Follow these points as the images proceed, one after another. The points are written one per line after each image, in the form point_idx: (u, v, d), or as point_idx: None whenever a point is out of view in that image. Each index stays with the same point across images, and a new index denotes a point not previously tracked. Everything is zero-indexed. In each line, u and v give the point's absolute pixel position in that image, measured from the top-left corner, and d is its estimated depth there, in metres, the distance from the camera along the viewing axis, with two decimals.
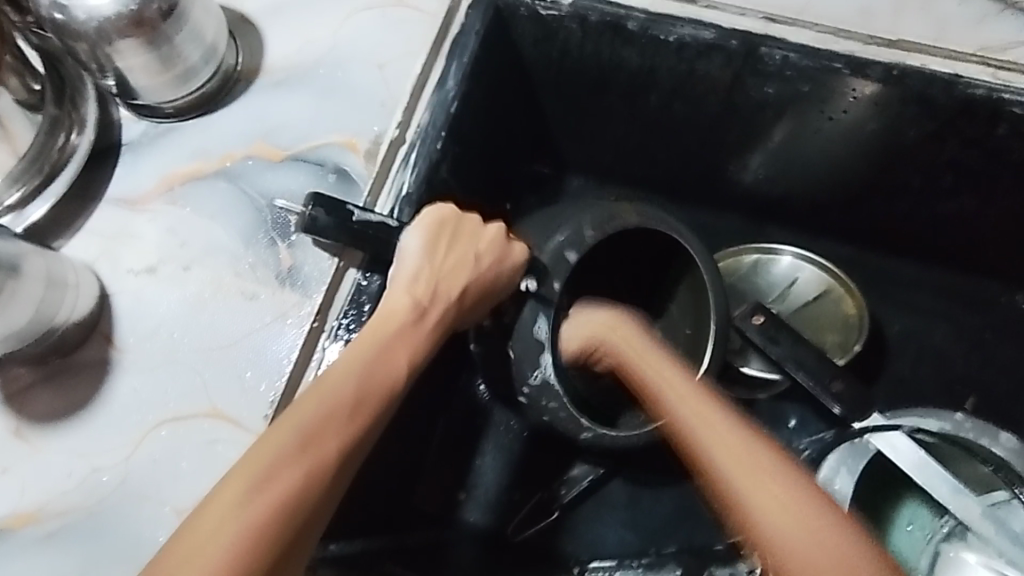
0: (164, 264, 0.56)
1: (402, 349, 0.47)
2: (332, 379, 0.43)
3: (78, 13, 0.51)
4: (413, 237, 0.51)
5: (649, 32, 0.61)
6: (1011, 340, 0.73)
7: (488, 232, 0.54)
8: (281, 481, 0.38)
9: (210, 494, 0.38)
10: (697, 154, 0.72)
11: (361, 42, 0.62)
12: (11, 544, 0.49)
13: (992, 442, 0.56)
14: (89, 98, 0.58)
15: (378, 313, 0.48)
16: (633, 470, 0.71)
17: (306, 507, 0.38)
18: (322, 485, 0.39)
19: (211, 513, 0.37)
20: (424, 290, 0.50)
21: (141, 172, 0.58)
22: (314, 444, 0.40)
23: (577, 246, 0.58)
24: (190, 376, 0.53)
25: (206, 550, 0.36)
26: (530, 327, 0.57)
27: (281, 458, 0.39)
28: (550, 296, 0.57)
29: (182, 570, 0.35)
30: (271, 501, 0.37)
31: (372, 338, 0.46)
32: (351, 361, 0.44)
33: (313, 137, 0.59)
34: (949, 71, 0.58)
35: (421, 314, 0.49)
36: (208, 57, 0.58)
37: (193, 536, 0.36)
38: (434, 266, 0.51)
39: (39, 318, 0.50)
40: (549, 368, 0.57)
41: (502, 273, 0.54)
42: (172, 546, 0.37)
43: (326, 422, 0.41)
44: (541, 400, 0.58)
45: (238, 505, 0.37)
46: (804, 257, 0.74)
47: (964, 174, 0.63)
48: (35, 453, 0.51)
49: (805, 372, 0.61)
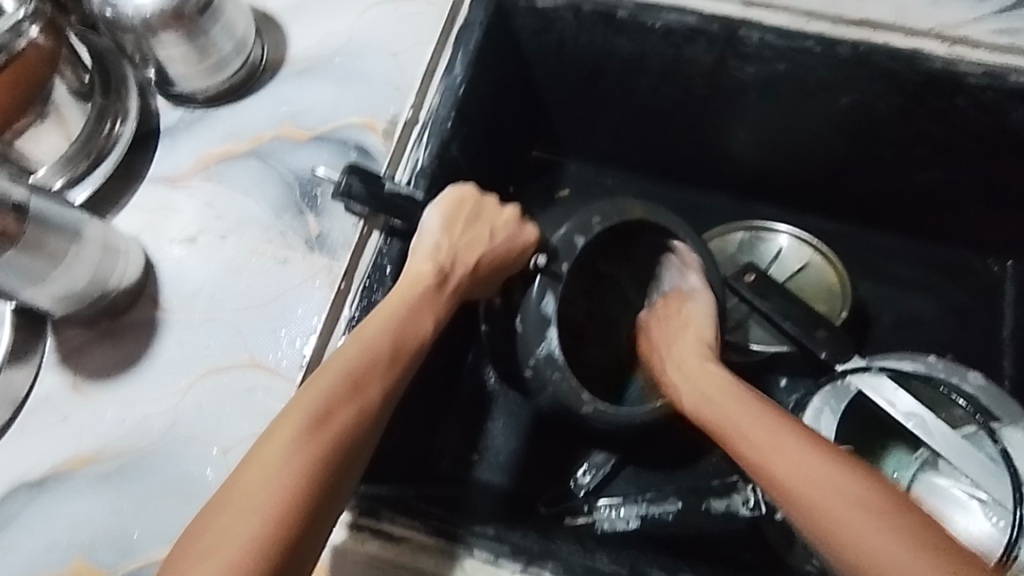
0: (203, 233, 0.61)
1: (426, 313, 0.52)
2: (370, 333, 0.49)
3: (127, 9, 0.57)
4: (434, 213, 0.57)
5: (638, 19, 0.67)
6: (984, 301, 0.78)
7: (503, 213, 0.60)
8: (336, 420, 0.44)
9: (267, 432, 0.44)
10: (687, 134, 0.77)
11: (375, 33, 0.68)
12: (72, 484, 0.54)
13: (962, 380, 0.63)
14: (131, 89, 0.64)
15: (404, 279, 0.54)
16: (644, 457, 0.70)
17: (356, 442, 0.44)
18: (367, 426, 0.45)
19: (274, 442, 0.43)
20: (445, 257, 0.55)
21: (179, 152, 0.64)
22: (359, 389, 0.46)
23: (585, 232, 0.61)
24: (231, 332, 0.58)
25: (272, 472, 0.41)
26: (537, 302, 0.61)
27: (331, 400, 0.44)
28: (559, 275, 0.61)
29: (254, 491, 0.40)
30: (329, 436, 0.43)
31: (399, 300, 0.52)
32: (386, 317, 0.50)
33: (335, 119, 0.65)
34: (911, 47, 0.64)
35: (442, 280, 0.54)
36: (238, 49, 0.64)
37: (258, 465, 0.42)
38: (451, 238, 0.57)
39: (95, 282, 0.55)
40: (554, 342, 0.61)
41: (514, 248, 0.59)
42: (239, 473, 0.42)
43: (368, 369, 0.47)
44: (546, 370, 0.61)
45: (297, 439, 0.42)
46: (796, 235, 0.79)
47: (931, 143, 0.69)
48: (90, 403, 0.56)
49: (793, 321, 0.67)
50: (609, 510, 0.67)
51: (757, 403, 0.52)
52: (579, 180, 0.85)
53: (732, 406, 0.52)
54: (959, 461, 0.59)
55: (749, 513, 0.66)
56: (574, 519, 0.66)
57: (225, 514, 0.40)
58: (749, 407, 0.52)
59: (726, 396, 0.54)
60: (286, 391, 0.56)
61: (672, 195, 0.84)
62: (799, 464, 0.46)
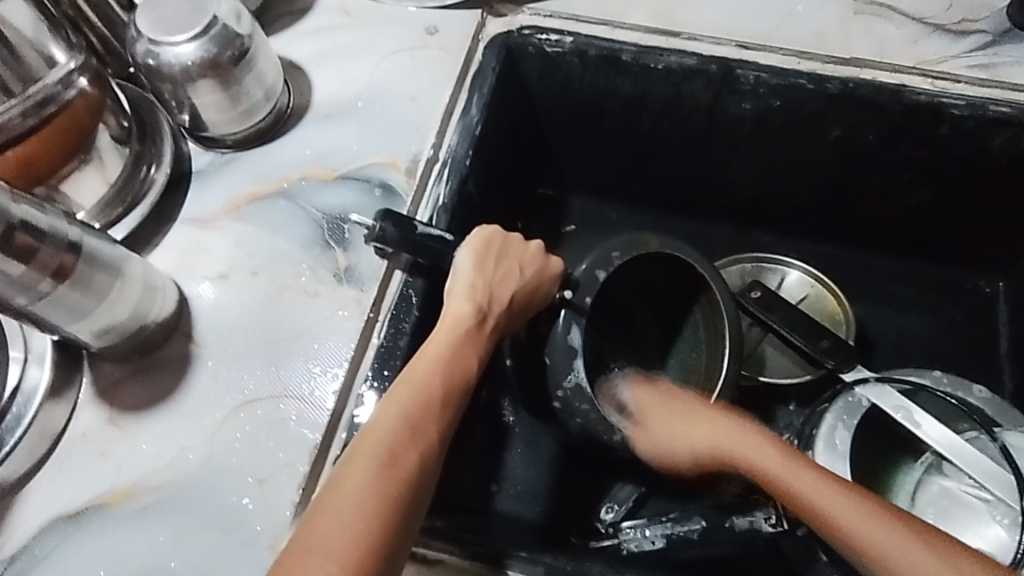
0: (234, 271, 0.63)
1: (469, 352, 0.54)
2: (421, 374, 0.51)
3: (168, 58, 0.60)
4: (465, 253, 0.58)
5: (641, 62, 0.72)
6: (981, 320, 0.81)
7: (530, 247, 0.62)
8: (402, 462, 0.46)
9: (336, 477, 0.46)
10: (689, 167, 0.81)
11: (394, 79, 0.72)
12: (109, 518, 0.55)
13: (968, 393, 0.66)
14: (165, 133, 0.67)
15: (446, 319, 0.56)
16: (672, 483, 0.71)
17: (422, 479, 0.47)
18: (431, 462, 0.48)
19: (346, 488, 0.45)
20: (482, 296, 0.58)
21: (209, 195, 0.67)
22: (419, 430, 0.48)
23: (605, 265, 0.66)
24: (264, 364, 0.60)
25: (346, 512, 0.43)
26: (563, 334, 0.64)
27: (396, 442, 0.47)
28: (582, 307, 0.65)
29: (328, 534, 0.43)
30: (398, 476, 0.46)
31: (443, 341, 0.54)
32: (434, 358, 0.53)
33: (360, 159, 0.68)
34: (896, 82, 0.69)
35: (482, 318, 0.57)
36: (268, 97, 0.67)
37: (332, 510, 0.44)
38: (485, 276, 0.59)
39: (135, 317, 0.57)
40: (580, 371, 0.64)
41: (544, 280, 0.62)
42: (314, 520, 0.44)
43: (424, 411, 0.49)
44: (576, 402, 0.64)
45: (370, 482, 0.45)
46: (808, 273, 0.82)
47: (921, 171, 0.73)
48: (126, 438, 0.57)
49: (799, 334, 0.71)
50: (633, 530, 0.66)
51: (794, 459, 0.58)
52: (585, 214, 0.88)
53: (795, 476, 0.56)
54: (963, 458, 0.61)
55: (771, 530, 0.63)
56: (600, 543, 0.65)
57: (306, 560, 0.42)
58: (772, 470, 0.58)
59: (777, 473, 0.57)
60: (319, 419, 0.57)
61: (675, 226, 0.88)
62: (907, 557, 0.51)
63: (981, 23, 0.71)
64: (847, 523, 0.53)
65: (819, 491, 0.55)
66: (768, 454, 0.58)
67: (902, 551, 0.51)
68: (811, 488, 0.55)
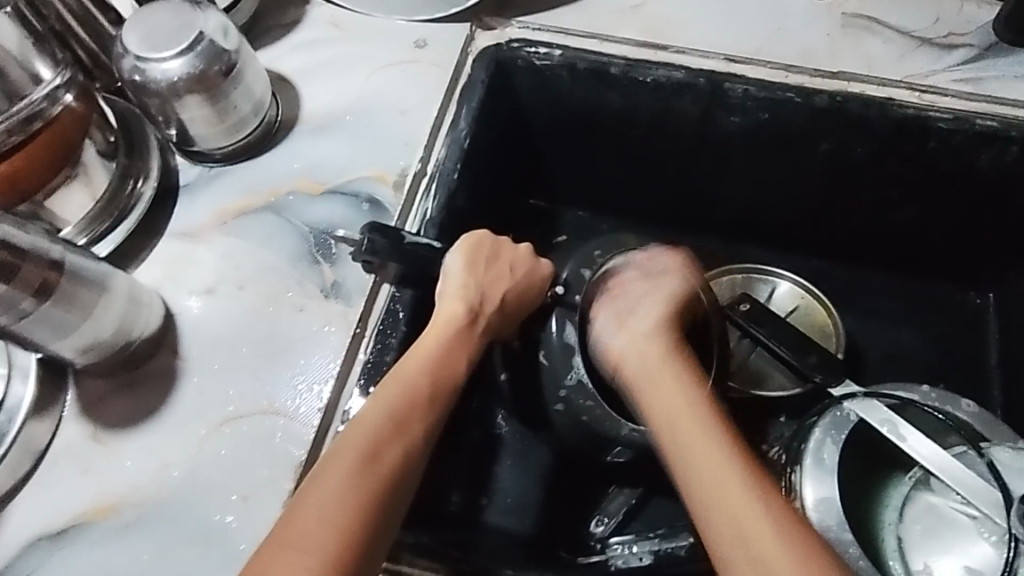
0: (222, 285, 0.63)
1: (458, 353, 0.54)
2: (408, 373, 0.51)
3: (155, 74, 0.60)
4: (455, 255, 0.58)
5: (629, 76, 0.72)
6: (971, 334, 0.81)
7: (520, 250, 0.62)
8: (384, 459, 0.46)
9: (318, 471, 0.46)
10: (679, 179, 0.81)
11: (383, 93, 0.72)
12: (92, 534, 0.55)
13: (955, 408, 0.65)
14: (152, 148, 0.67)
15: (437, 319, 0.56)
16: (667, 491, 0.72)
17: (404, 478, 0.47)
18: (414, 462, 0.48)
19: (326, 481, 0.44)
20: (474, 296, 0.58)
21: (198, 209, 0.67)
22: (403, 427, 0.48)
23: (590, 264, 0.68)
24: (249, 378, 0.59)
25: (324, 502, 0.43)
26: (559, 336, 0.66)
27: (380, 438, 0.47)
28: (574, 305, 0.66)
29: (306, 527, 0.42)
30: (380, 474, 0.45)
31: (432, 340, 0.54)
32: (422, 358, 0.53)
33: (348, 173, 0.68)
34: (884, 97, 0.69)
35: (472, 319, 0.57)
36: (256, 111, 0.67)
37: (309, 501, 0.44)
38: (476, 278, 0.58)
39: (120, 333, 0.57)
40: (581, 370, 0.65)
41: (533, 282, 0.62)
42: (292, 514, 0.44)
43: (410, 411, 0.49)
44: (578, 399, 0.66)
45: (350, 476, 0.45)
46: (798, 284, 0.81)
47: (909, 185, 0.73)
48: (110, 453, 0.57)
49: (785, 346, 0.70)
50: (621, 547, 0.67)
51: (668, 356, 0.55)
52: (576, 226, 0.88)
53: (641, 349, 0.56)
54: (951, 475, 0.60)
55: None
56: (588, 558, 0.67)
57: (280, 553, 0.41)
58: (645, 367, 0.55)
59: (630, 337, 0.57)
60: (305, 435, 0.57)
61: (666, 238, 0.88)
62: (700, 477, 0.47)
63: (968, 38, 0.71)
64: (669, 424, 0.50)
65: (665, 393, 0.52)
66: (645, 345, 0.56)
67: (693, 451, 0.48)
68: (666, 392, 0.52)
